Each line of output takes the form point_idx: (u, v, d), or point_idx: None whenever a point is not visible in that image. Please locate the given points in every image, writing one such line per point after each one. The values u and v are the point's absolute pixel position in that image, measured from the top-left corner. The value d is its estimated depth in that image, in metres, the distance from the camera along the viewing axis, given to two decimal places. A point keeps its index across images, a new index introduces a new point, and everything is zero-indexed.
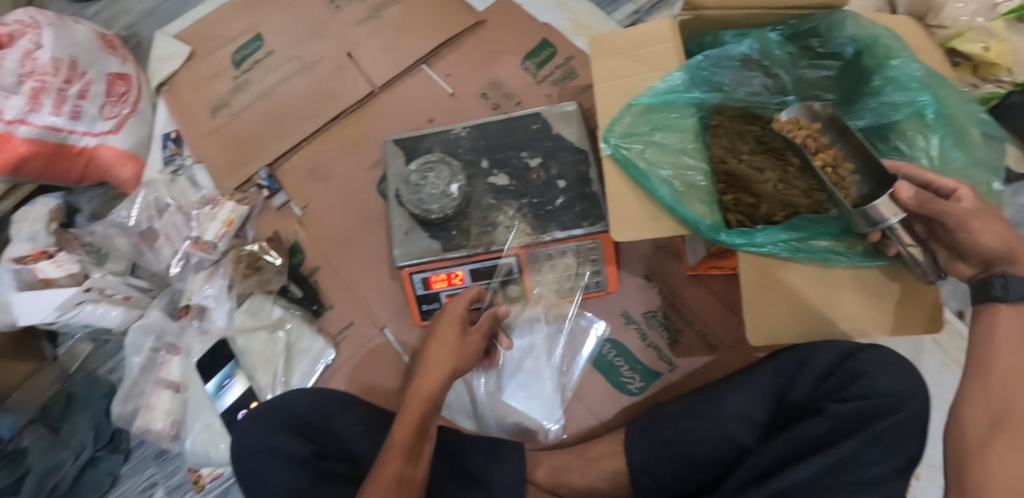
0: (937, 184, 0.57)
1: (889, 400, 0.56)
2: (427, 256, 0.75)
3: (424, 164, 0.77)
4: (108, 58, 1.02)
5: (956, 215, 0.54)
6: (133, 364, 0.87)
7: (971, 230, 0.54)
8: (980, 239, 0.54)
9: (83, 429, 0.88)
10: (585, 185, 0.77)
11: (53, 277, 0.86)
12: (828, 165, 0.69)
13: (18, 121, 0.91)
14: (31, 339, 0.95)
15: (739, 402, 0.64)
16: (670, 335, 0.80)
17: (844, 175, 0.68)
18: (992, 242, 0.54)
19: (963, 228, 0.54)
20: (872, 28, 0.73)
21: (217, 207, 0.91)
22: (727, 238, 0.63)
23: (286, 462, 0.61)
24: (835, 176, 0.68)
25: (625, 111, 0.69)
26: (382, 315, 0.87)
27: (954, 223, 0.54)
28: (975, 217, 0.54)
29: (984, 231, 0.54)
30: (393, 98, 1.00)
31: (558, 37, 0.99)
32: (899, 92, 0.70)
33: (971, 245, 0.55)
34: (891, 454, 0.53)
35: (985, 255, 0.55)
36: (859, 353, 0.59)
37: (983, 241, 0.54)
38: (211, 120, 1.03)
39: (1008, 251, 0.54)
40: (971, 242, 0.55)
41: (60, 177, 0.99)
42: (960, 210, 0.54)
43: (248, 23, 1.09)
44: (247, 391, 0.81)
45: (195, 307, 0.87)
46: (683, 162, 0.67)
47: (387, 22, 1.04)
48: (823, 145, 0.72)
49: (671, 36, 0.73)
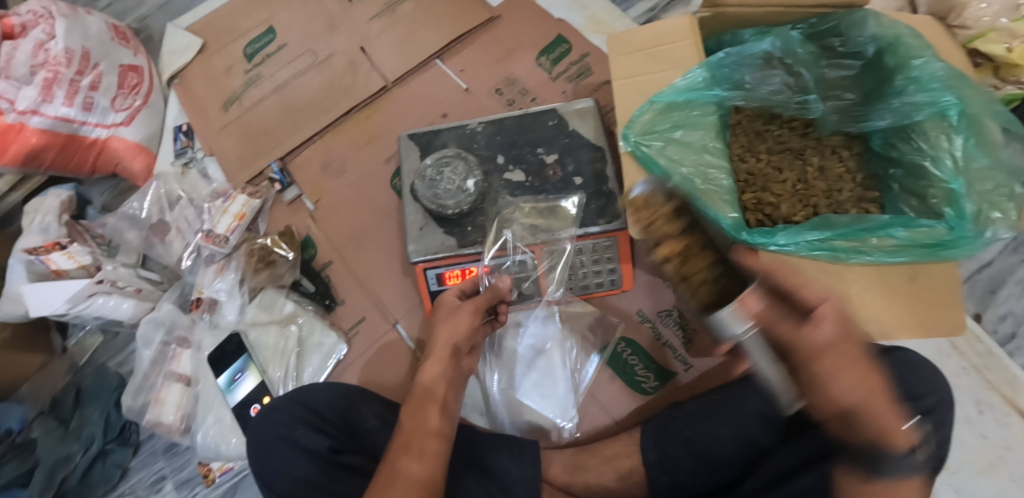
0: (803, 294, 0.45)
1: (914, 402, 0.55)
2: (442, 253, 0.75)
3: (440, 159, 0.77)
4: (121, 50, 1.01)
5: (809, 341, 0.43)
6: (143, 357, 0.87)
7: (822, 364, 0.43)
8: (825, 385, 0.43)
9: (95, 421, 0.89)
10: (602, 183, 0.77)
11: (65, 269, 0.86)
12: (673, 253, 0.52)
13: (31, 112, 0.91)
14: (41, 331, 0.94)
15: (762, 404, 0.63)
16: (684, 335, 0.79)
17: (703, 264, 0.50)
18: (847, 386, 0.43)
19: (811, 365, 0.43)
20: (894, 26, 0.72)
21: (228, 201, 0.92)
22: (748, 237, 0.63)
23: (305, 456, 0.60)
24: (688, 269, 0.50)
25: (646, 108, 0.68)
26: (394, 311, 0.86)
27: (813, 354, 0.43)
28: (832, 351, 0.43)
29: (839, 375, 0.43)
30: (406, 93, 0.99)
31: (573, 33, 0.98)
32: (921, 92, 0.68)
33: (829, 388, 0.43)
34: (916, 459, 0.53)
35: (840, 406, 0.43)
36: (882, 355, 0.59)
37: (836, 384, 0.43)
38: (223, 113, 1.02)
39: (856, 403, 0.43)
40: (822, 384, 0.43)
41: (71, 168, 0.99)
42: (811, 346, 0.43)
43: (261, 17, 1.08)
44: (260, 385, 0.80)
45: (206, 300, 0.87)
46: (704, 159, 0.67)
47: (401, 17, 1.03)
48: (664, 225, 0.54)
49: (691, 33, 0.72)
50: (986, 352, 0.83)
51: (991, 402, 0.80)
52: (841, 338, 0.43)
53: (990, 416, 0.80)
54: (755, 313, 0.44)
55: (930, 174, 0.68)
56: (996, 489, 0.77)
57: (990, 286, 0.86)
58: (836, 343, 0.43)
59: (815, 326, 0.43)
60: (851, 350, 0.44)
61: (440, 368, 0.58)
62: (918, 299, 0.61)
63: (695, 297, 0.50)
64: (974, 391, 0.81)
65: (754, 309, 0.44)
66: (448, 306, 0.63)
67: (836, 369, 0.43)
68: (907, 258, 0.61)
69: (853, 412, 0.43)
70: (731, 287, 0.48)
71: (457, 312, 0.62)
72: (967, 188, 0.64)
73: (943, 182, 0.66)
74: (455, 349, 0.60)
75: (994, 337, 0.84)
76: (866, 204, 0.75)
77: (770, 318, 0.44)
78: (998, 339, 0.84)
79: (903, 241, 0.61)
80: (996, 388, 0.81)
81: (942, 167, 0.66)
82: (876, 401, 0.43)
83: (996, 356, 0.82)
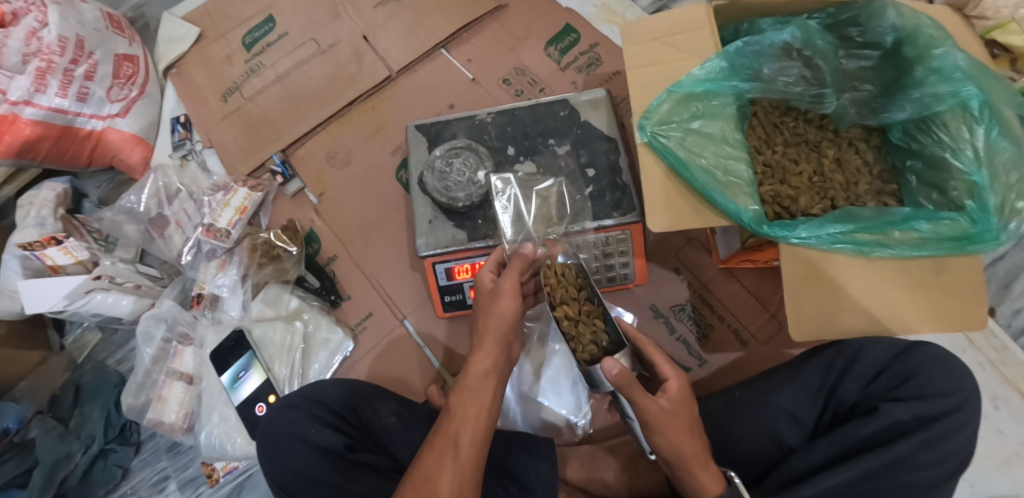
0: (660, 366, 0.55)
1: (942, 402, 0.56)
2: (453, 246, 0.73)
3: (450, 150, 0.76)
4: (116, 38, 0.98)
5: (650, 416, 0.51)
6: (144, 355, 0.84)
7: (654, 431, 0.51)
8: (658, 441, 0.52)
9: (95, 419, 0.87)
10: (616, 175, 0.75)
11: (62, 264, 0.84)
12: (569, 315, 0.60)
13: (23, 102, 0.87)
14: (38, 328, 0.92)
15: (787, 402, 0.62)
16: (699, 329, 0.79)
17: (593, 328, 0.59)
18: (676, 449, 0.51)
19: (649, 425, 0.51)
20: (914, 16, 0.70)
21: (229, 194, 0.89)
22: (769, 230, 0.62)
23: (319, 454, 0.58)
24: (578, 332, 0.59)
25: (663, 98, 0.67)
26: (403, 306, 0.84)
27: (647, 419, 0.51)
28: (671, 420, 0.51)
29: (673, 438, 0.51)
30: (412, 84, 0.97)
31: (582, 22, 0.96)
32: (942, 83, 0.66)
33: (660, 445, 0.52)
34: (943, 460, 0.54)
35: (666, 458, 0.52)
36: (909, 354, 0.59)
37: (664, 442, 0.51)
38: (223, 104, 1.00)
39: (678, 459, 0.51)
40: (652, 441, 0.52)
41: (67, 161, 0.96)
42: (656, 412, 0.51)
43: (261, 5, 1.05)
44: (265, 383, 0.78)
45: (208, 296, 0.85)
46: (724, 151, 0.65)
47: (405, 5, 1.01)
48: (569, 291, 0.61)
49: (708, 21, 0.70)
50: (1002, 346, 0.82)
51: (1006, 397, 0.80)
52: (678, 407, 0.52)
53: (1006, 411, 0.79)
54: (613, 373, 0.50)
55: (951, 166, 0.65)
56: (1012, 484, 0.76)
57: (1005, 280, 0.85)
58: (673, 412, 0.51)
59: (663, 396, 0.52)
60: (684, 417, 0.52)
61: (492, 362, 0.56)
62: (941, 294, 0.60)
63: (581, 355, 0.58)
64: (989, 386, 0.80)
65: (611, 371, 0.50)
66: (486, 291, 0.61)
67: (668, 432, 0.51)
68: (931, 253, 0.59)
69: (679, 470, 0.52)
70: (609, 348, 0.58)
71: (497, 295, 0.58)
72: (990, 181, 0.62)
73: (965, 175, 0.64)
74: (504, 340, 0.57)
75: (1008, 332, 0.83)
76: (884, 197, 0.73)
77: (628, 379, 0.49)
78: (1013, 333, 0.84)
79: (927, 234, 0.60)
80: (1012, 383, 0.80)
81: (963, 158, 0.64)
82: (696, 462, 0.51)
83: (1011, 350, 0.81)
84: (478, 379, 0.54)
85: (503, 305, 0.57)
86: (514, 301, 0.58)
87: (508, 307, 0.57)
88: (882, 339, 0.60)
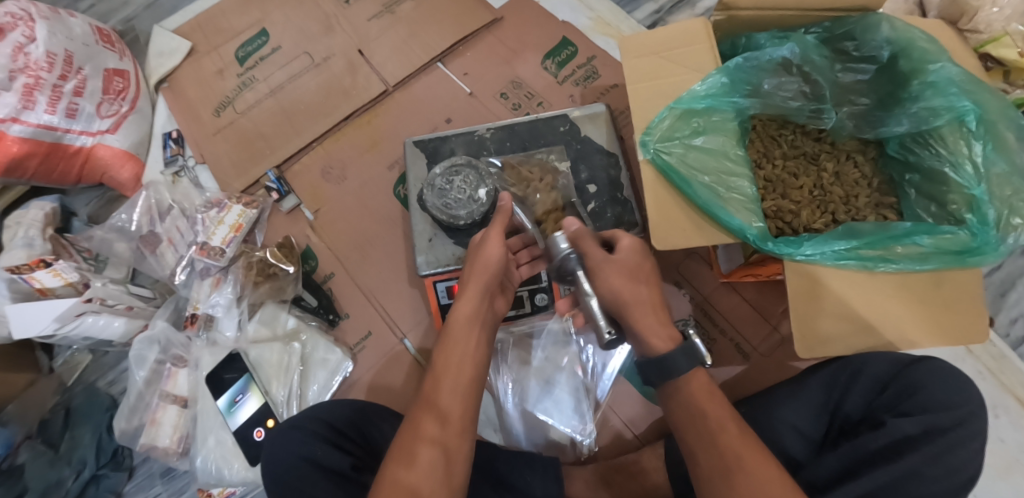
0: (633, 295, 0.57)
1: (949, 415, 0.56)
2: (454, 264, 0.73)
3: (450, 167, 0.73)
4: (105, 53, 0.97)
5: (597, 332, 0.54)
6: (136, 378, 0.82)
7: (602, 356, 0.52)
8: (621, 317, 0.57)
9: (86, 444, 0.84)
10: (617, 190, 0.75)
11: (51, 287, 0.81)
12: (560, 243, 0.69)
13: (10, 119, 0.85)
14: (26, 350, 0.90)
15: (789, 416, 0.63)
16: (702, 343, 0.78)
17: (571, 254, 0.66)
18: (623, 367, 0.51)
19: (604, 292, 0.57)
20: (908, 30, 0.70)
21: (223, 211, 0.88)
22: (773, 247, 0.61)
23: (324, 475, 0.57)
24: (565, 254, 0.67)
25: (664, 114, 0.67)
26: (402, 324, 0.83)
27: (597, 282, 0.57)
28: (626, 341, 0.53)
29: (611, 278, 0.56)
30: (408, 97, 0.96)
31: (578, 35, 0.96)
32: (938, 97, 0.67)
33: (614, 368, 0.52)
34: (951, 473, 0.54)
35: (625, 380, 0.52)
36: (914, 367, 0.59)
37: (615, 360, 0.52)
38: (215, 119, 0.98)
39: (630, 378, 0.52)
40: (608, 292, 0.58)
41: (55, 178, 0.94)
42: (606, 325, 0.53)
43: (253, 18, 1.04)
44: (263, 407, 0.77)
45: (202, 316, 0.84)
46: (726, 167, 0.65)
47: (400, 18, 1.00)
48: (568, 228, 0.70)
49: (706, 37, 0.70)
50: (1000, 355, 0.82)
51: (1006, 406, 0.80)
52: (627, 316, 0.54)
53: (1006, 420, 0.80)
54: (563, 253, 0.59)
55: (949, 180, 0.66)
56: (1014, 493, 0.76)
57: (1001, 289, 0.86)
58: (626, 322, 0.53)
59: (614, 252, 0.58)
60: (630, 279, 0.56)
61: (473, 310, 0.59)
62: (943, 307, 0.60)
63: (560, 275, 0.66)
64: (988, 394, 0.81)
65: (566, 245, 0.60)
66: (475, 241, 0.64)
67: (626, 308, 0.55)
68: (933, 267, 0.60)
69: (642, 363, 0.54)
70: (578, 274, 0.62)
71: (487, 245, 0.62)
72: (989, 195, 0.62)
73: (964, 188, 0.64)
74: (488, 287, 0.60)
75: (1006, 340, 0.84)
76: (883, 210, 0.74)
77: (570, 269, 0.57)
78: (1010, 341, 0.84)
79: (928, 248, 0.60)
80: (1012, 391, 0.81)
81: (963, 173, 0.65)
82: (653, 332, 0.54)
83: (1009, 359, 0.82)
84: (462, 327, 0.58)
85: (488, 251, 0.61)
86: (499, 246, 0.61)
87: (493, 252, 0.60)
88: (889, 356, 0.60)
